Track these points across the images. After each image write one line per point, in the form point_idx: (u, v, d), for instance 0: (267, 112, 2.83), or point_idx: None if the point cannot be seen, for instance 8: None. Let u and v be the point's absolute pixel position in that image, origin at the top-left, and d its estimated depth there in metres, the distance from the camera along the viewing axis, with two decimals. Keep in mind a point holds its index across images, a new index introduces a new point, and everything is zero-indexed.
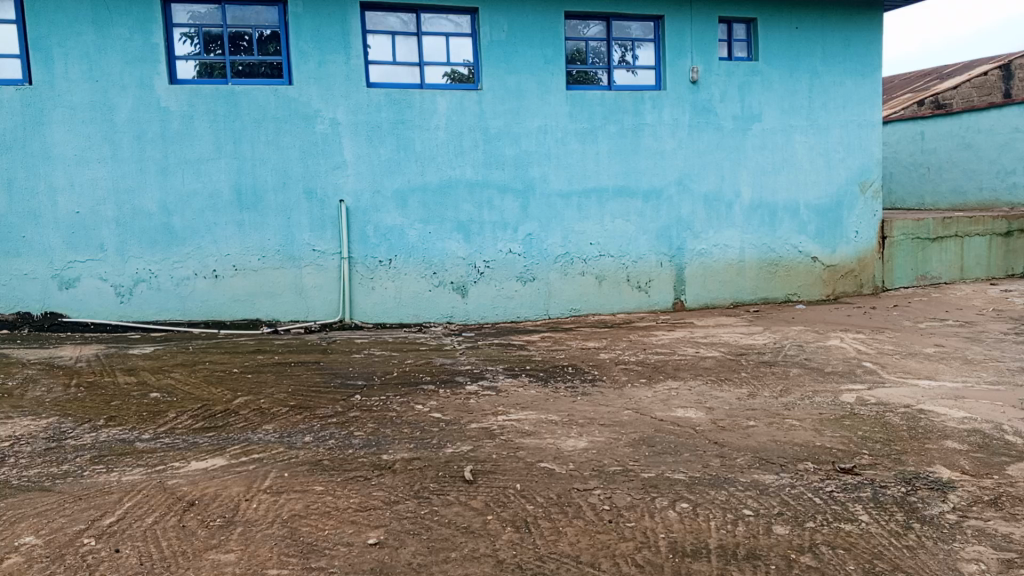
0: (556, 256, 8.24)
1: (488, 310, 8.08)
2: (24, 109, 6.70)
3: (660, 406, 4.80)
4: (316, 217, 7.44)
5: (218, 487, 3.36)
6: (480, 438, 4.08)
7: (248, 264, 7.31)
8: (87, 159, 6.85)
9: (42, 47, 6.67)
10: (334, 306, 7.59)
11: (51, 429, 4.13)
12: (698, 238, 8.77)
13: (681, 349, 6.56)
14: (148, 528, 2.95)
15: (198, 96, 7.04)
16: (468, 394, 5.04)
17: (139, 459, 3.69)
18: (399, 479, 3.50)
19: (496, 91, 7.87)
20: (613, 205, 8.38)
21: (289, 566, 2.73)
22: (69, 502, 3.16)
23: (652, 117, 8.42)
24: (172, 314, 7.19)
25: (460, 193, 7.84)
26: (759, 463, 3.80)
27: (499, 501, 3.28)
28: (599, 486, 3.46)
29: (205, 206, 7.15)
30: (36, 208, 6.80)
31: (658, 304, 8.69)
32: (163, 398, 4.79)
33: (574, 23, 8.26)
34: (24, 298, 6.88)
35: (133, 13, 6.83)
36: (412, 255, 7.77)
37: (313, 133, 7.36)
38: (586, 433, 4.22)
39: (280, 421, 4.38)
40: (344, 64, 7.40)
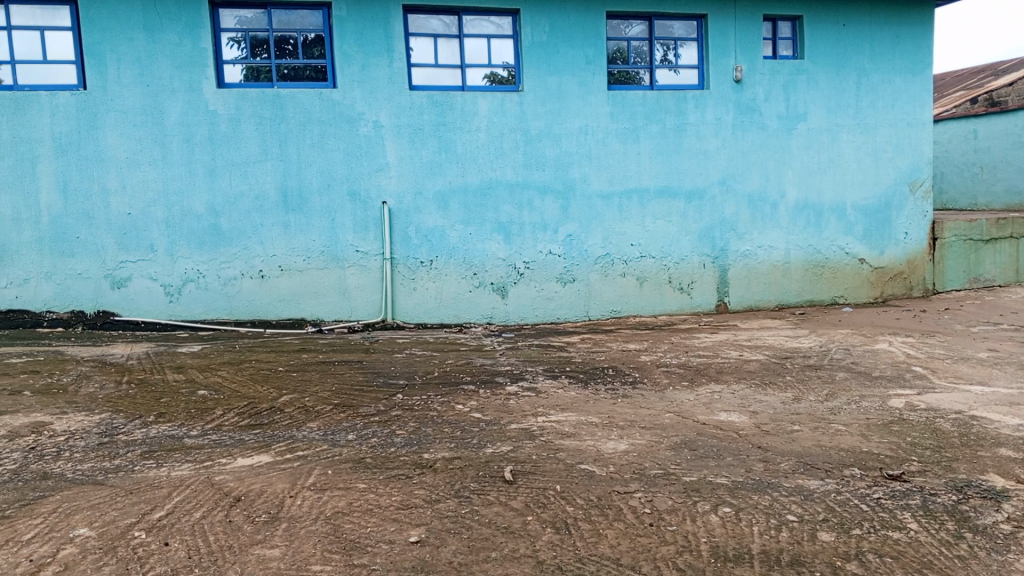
0: (596, 257, 8.21)
1: (528, 311, 8.08)
2: (79, 113, 6.89)
3: (703, 409, 4.76)
4: (359, 218, 7.53)
5: (263, 483, 3.42)
6: (520, 439, 4.09)
7: (293, 264, 7.43)
8: (138, 162, 7.03)
9: (96, 53, 6.86)
10: (376, 306, 7.67)
11: (103, 424, 4.25)
12: (742, 239, 8.65)
13: (724, 352, 6.48)
14: (196, 523, 3.02)
15: (245, 99, 7.18)
16: (508, 394, 5.05)
17: (187, 455, 3.78)
18: (440, 478, 3.52)
19: (538, 93, 7.88)
20: (654, 206, 8.32)
21: (333, 562, 2.76)
22: (121, 495, 3.25)
23: (695, 117, 8.33)
24: (220, 314, 7.34)
25: (500, 194, 7.86)
26: (804, 468, 3.74)
27: (539, 502, 3.28)
28: (640, 489, 3.44)
29: (251, 208, 7.28)
30: (89, 209, 6.99)
31: (700, 306, 8.60)
32: (210, 396, 4.90)
33: (616, 22, 8.23)
34: (77, 297, 7.06)
35: (182, 18, 7.00)
36: (453, 256, 7.81)
37: (357, 135, 7.45)
38: (626, 435, 4.20)
39: (324, 419, 4.45)
40: (387, 67, 7.48)
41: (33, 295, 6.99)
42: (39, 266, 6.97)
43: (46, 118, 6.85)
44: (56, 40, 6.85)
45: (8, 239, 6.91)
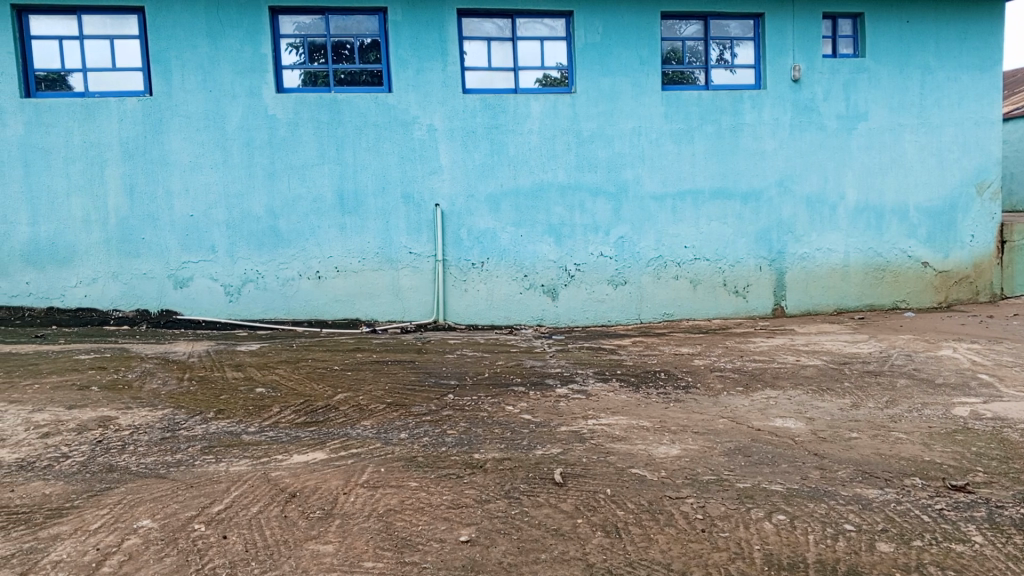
0: (649, 259, 8.14)
1: (579, 313, 8.06)
2: (145, 119, 7.12)
3: (758, 415, 4.67)
4: (413, 220, 7.62)
5: (318, 480, 3.49)
6: (571, 441, 4.08)
7: (349, 265, 7.55)
8: (200, 165, 7.23)
9: (162, 60, 7.09)
10: (428, 307, 7.74)
11: (166, 420, 4.39)
12: (800, 242, 8.48)
13: (780, 356, 6.35)
14: (253, 517, 3.10)
15: (303, 103, 7.34)
16: (559, 396, 5.05)
17: (245, 451, 3.88)
18: (491, 478, 3.54)
19: (590, 94, 7.86)
20: (709, 208, 8.21)
21: (385, 559, 2.80)
22: (182, 489, 3.35)
23: (751, 117, 8.20)
24: (277, 313, 7.50)
25: (552, 196, 7.86)
26: (862, 477, 3.64)
27: (589, 505, 3.27)
28: (692, 494, 3.40)
29: (308, 210, 7.43)
30: (154, 211, 7.20)
31: (756, 310, 8.45)
32: (268, 393, 5.01)
33: (671, 23, 8.17)
34: (142, 297, 7.28)
35: (243, 25, 7.19)
36: (504, 258, 7.84)
37: (411, 139, 7.54)
38: (679, 440, 4.15)
39: (377, 417, 4.51)
40: (441, 70, 7.56)
41: (100, 294, 7.21)
42: (106, 266, 7.19)
43: (114, 123, 7.07)
44: (124, 48, 7.11)
45: (78, 241, 7.14)
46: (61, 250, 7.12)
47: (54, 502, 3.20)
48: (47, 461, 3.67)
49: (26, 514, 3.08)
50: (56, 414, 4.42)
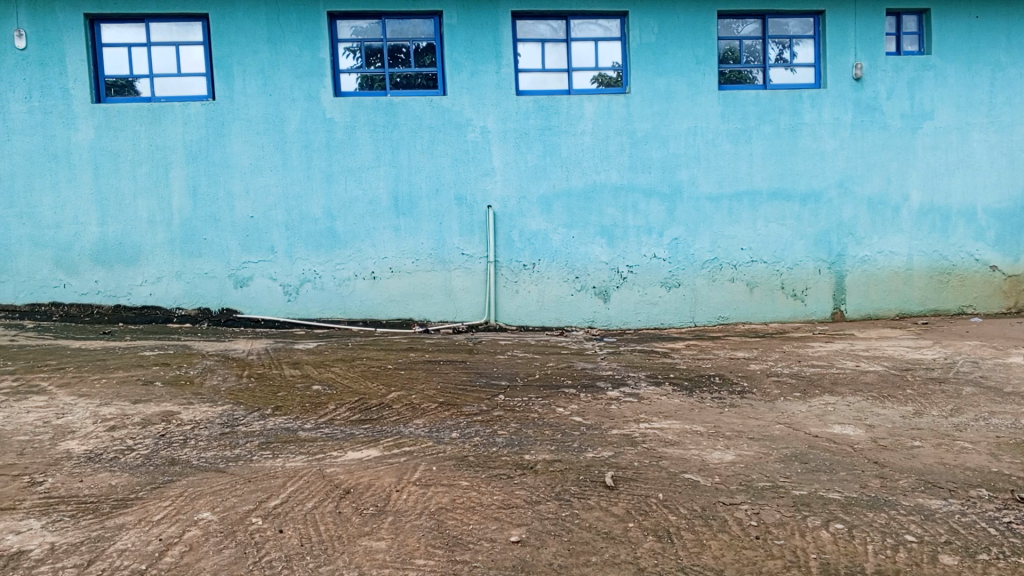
0: (703, 262, 8.03)
1: (631, 316, 8.00)
2: (208, 123, 7.32)
3: (816, 422, 4.57)
4: (465, 222, 7.67)
5: (371, 477, 3.54)
6: (622, 445, 4.05)
7: (403, 266, 7.64)
8: (261, 168, 7.41)
9: (224, 65, 7.29)
10: (480, 308, 7.78)
11: (225, 415, 4.52)
12: (861, 244, 8.26)
13: (839, 362, 6.19)
14: (308, 512, 3.16)
15: (360, 107, 7.46)
16: (610, 399, 5.02)
17: (301, 447, 3.96)
18: (541, 479, 3.54)
19: (645, 95, 7.80)
20: (766, 209, 8.05)
21: (436, 557, 2.83)
22: (240, 483, 3.44)
23: (811, 116, 8.03)
24: (334, 313, 7.63)
25: (604, 197, 7.82)
26: (925, 487, 3.53)
27: (641, 510, 3.24)
28: (746, 500, 3.34)
29: (364, 212, 7.55)
30: (216, 212, 7.40)
31: (815, 314, 8.26)
32: (324, 391, 5.11)
33: (728, 22, 8.05)
34: (204, 296, 7.48)
35: (303, 30, 7.35)
36: (556, 259, 7.83)
37: (465, 141, 7.60)
38: (733, 446, 4.08)
39: (429, 416, 4.56)
40: (495, 73, 7.59)
41: (164, 293, 7.43)
42: (170, 265, 7.41)
43: (179, 127, 7.29)
44: (188, 54, 7.34)
45: (144, 241, 7.37)
46: (127, 250, 7.36)
47: (120, 493, 3.32)
48: (114, 453, 3.81)
49: (94, 504, 3.21)
50: (122, 408, 4.58)
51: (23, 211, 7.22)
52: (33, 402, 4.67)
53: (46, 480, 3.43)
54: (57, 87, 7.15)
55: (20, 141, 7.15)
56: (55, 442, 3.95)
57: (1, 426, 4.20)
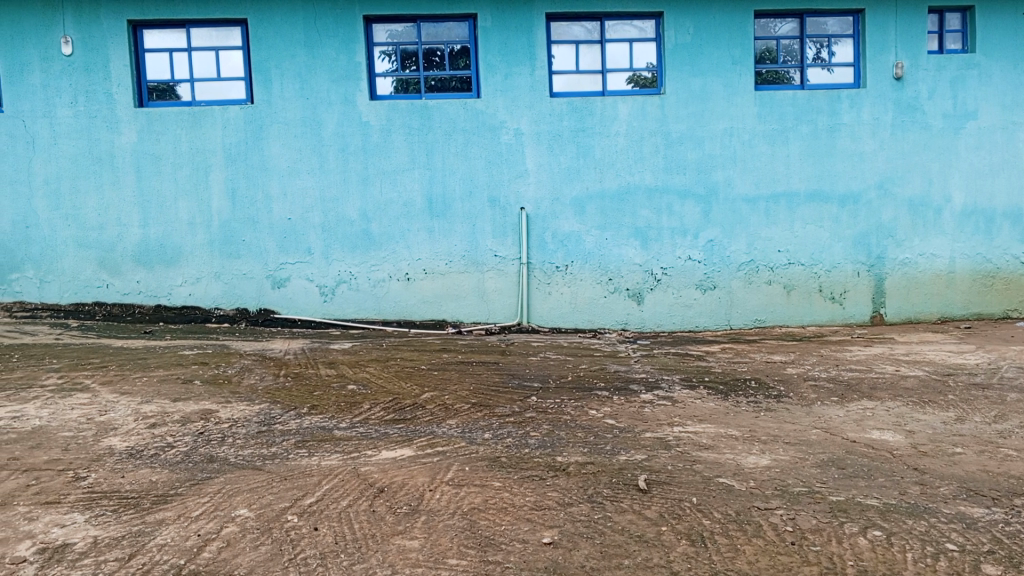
0: (740, 264, 7.95)
1: (665, 318, 7.95)
2: (247, 126, 7.44)
3: (854, 427, 4.49)
4: (499, 223, 7.69)
5: (405, 477, 3.57)
6: (655, 448, 4.03)
7: (437, 268, 7.69)
8: (298, 170, 7.51)
9: (263, 69, 7.41)
10: (513, 309, 7.80)
11: (263, 414, 4.59)
12: (901, 246, 8.11)
13: (878, 366, 6.09)
14: (342, 511, 3.20)
15: (395, 110, 7.53)
16: (643, 402, 4.99)
17: (336, 446, 4.01)
18: (574, 481, 3.54)
19: (680, 95, 7.75)
20: (804, 211, 7.95)
21: (468, 557, 2.84)
22: (277, 481, 3.49)
23: (850, 117, 7.91)
24: (368, 314, 7.70)
25: (639, 198, 7.79)
26: (967, 495, 3.46)
27: (674, 513, 3.22)
28: (782, 506, 3.30)
29: (399, 214, 7.61)
30: (254, 214, 7.52)
31: (853, 318, 8.13)
32: (358, 391, 5.16)
33: (765, 21, 7.97)
34: (242, 296, 7.59)
35: (339, 34, 7.44)
36: (590, 261, 7.81)
37: (499, 143, 7.62)
38: (768, 450, 4.04)
39: (462, 417, 4.58)
40: (529, 75, 7.61)
41: (203, 293, 7.56)
42: (210, 266, 7.54)
43: (219, 130, 7.42)
44: (228, 59, 7.47)
45: (183, 242, 7.51)
46: (168, 251, 7.51)
47: (160, 489, 3.39)
48: (154, 450, 3.89)
49: (136, 499, 3.28)
50: (163, 405, 4.68)
51: (68, 213, 7.40)
52: (77, 399, 4.79)
53: (90, 476, 3.52)
54: (101, 92, 7.32)
55: (66, 145, 7.34)
56: (98, 438, 4.06)
57: (47, 422, 4.32)
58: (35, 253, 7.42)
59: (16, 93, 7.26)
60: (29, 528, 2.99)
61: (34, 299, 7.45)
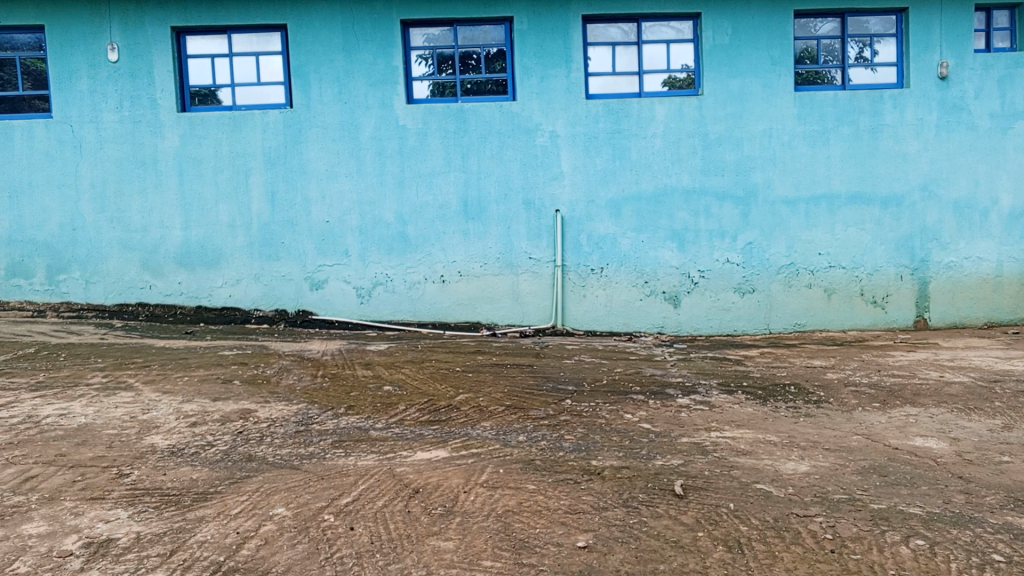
0: (779, 267, 7.83)
1: (703, 321, 7.87)
2: (286, 129, 7.55)
3: (896, 434, 4.40)
4: (534, 226, 7.69)
5: (440, 478, 3.58)
6: (692, 453, 3.99)
7: (472, 270, 7.71)
8: (336, 174, 7.60)
9: (302, 74, 7.52)
10: (547, 311, 7.78)
11: (301, 414, 4.65)
12: (946, 249, 7.93)
13: (922, 372, 5.95)
14: (378, 511, 3.22)
15: (432, 113, 7.57)
16: (680, 407, 4.95)
17: (372, 446, 4.04)
18: (608, 486, 3.52)
19: (718, 96, 7.67)
20: (845, 213, 7.81)
21: (502, 559, 2.85)
22: (314, 480, 3.53)
23: (892, 117, 7.76)
24: (404, 315, 7.75)
25: (675, 200, 7.72)
26: (1015, 505, 3.36)
27: (711, 519, 3.18)
28: (821, 513, 3.24)
29: (434, 216, 7.65)
30: (293, 217, 7.62)
31: (896, 322, 7.97)
32: (394, 392, 5.20)
33: (805, 21, 7.86)
34: (282, 297, 7.70)
35: (377, 38, 7.51)
36: (625, 263, 7.77)
37: (534, 146, 7.62)
38: (808, 457, 3.97)
39: (496, 419, 4.59)
40: (565, 77, 7.60)
41: (243, 294, 7.68)
42: (250, 268, 7.66)
43: (259, 134, 7.54)
44: (269, 64, 7.60)
45: (224, 244, 7.63)
46: (209, 253, 7.64)
47: (200, 487, 3.45)
48: (195, 448, 3.96)
49: (177, 496, 3.34)
50: (203, 405, 4.76)
51: (113, 216, 7.57)
52: (121, 398, 4.90)
53: (133, 473, 3.60)
54: (146, 97, 7.48)
55: (112, 150, 7.51)
56: (141, 436, 4.14)
57: (92, 420, 4.42)
58: (82, 254, 7.59)
59: (65, 99, 7.45)
60: (75, 523, 3.07)
61: (81, 300, 7.62)
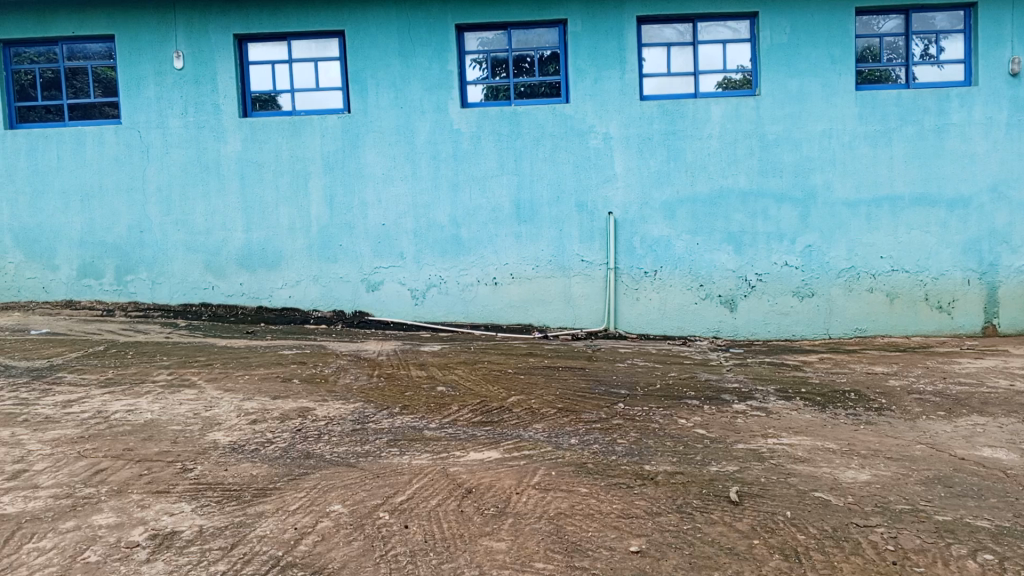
0: (839, 270, 7.65)
1: (760, 326, 7.74)
2: (344, 135, 7.69)
3: (963, 444, 4.26)
4: (586, 228, 7.67)
5: (493, 478, 3.61)
6: (748, 460, 3.93)
7: (524, 273, 7.73)
8: (392, 177, 7.71)
9: (359, 79, 7.65)
10: (600, 315, 7.75)
11: (357, 412, 4.73)
12: (1017, 253, 7.65)
13: (991, 380, 5.74)
14: (432, 509, 3.26)
15: (485, 117, 7.63)
16: (735, 412, 4.88)
17: (426, 445, 4.10)
18: (662, 491, 3.49)
19: (776, 96, 7.54)
20: (908, 215, 7.59)
21: (554, 562, 2.85)
22: (369, 478, 3.60)
23: (960, 117, 7.52)
24: (458, 317, 7.81)
25: (732, 202, 7.61)
26: None
27: (767, 527, 3.13)
28: (882, 523, 3.16)
29: (487, 219, 7.70)
30: (350, 220, 7.76)
31: (963, 328, 7.71)
32: (448, 392, 5.25)
33: (867, 18, 7.65)
34: (338, 298, 7.84)
35: (432, 43, 7.60)
36: (679, 266, 7.69)
37: (587, 148, 7.61)
38: (868, 465, 3.88)
39: (549, 421, 4.60)
40: (619, 78, 7.57)
41: (302, 295, 7.85)
42: (309, 270, 7.82)
43: (318, 139, 7.70)
44: (327, 69, 7.76)
45: (284, 247, 7.81)
46: (269, 255, 7.83)
47: (260, 482, 3.54)
48: (255, 445, 4.07)
49: (238, 491, 3.44)
50: (263, 402, 4.89)
51: (178, 218, 7.81)
52: (185, 395, 5.06)
53: (196, 468, 3.72)
54: (209, 103, 7.72)
55: (177, 154, 7.76)
56: (204, 432, 4.27)
57: (157, 416, 4.58)
58: (148, 256, 7.87)
59: (133, 105, 7.73)
60: (141, 515, 3.19)
61: (147, 300, 7.89)
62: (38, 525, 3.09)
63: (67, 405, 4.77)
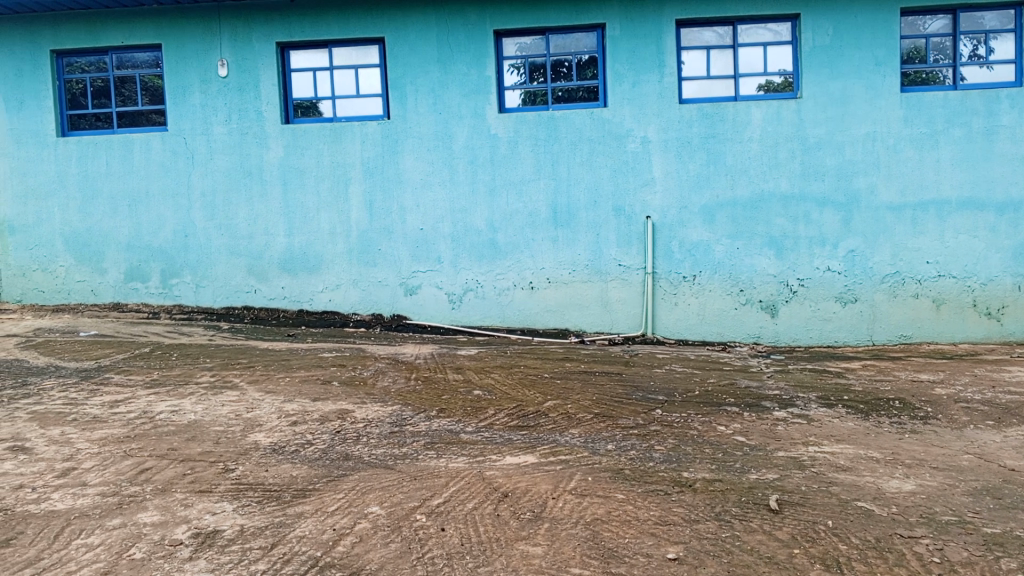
0: (884, 276, 7.50)
1: (802, 332, 7.62)
2: (383, 140, 7.78)
3: (1013, 454, 4.14)
4: (624, 233, 7.64)
5: (529, 483, 3.61)
6: (788, 468, 3.87)
7: (561, 277, 7.72)
8: (430, 183, 7.77)
9: (398, 85, 7.73)
10: (637, 320, 7.71)
11: (395, 415, 4.78)
12: None
13: None
14: (468, 513, 3.27)
15: (523, 122, 7.64)
16: (776, 419, 4.81)
17: (463, 449, 4.12)
18: (700, 498, 3.45)
19: (819, 99, 7.43)
20: (955, 219, 7.42)
21: (591, 567, 2.84)
22: (407, 480, 3.62)
23: (1010, 118, 7.33)
24: (494, 321, 7.83)
25: (773, 206, 7.51)
26: None
27: (808, 536, 3.09)
28: (928, 534, 3.09)
29: (524, 223, 7.72)
30: (389, 225, 7.83)
31: (1012, 335, 7.51)
32: (484, 396, 5.27)
33: (913, 19, 7.50)
34: (377, 302, 7.92)
35: (470, 49, 7.65)
36: (719, 271, 7.61)
37: (625, 152, 7.58)
38: (913, 475, 3.79)
39: (585, 426, 4.58)
40: (658, 82, 7.53)
41: (342, 299, 7.94)
42: (348, 274, 7.91)
43: (358, 144, 7.80)
44: (367, 76, 7.86)
45: (324, 251, 7.92)
46: (310, 259, 7.94)
47: (300, 483, 3.59)
48: (295, 446, 4.13)
49: (278, 492, 3.50)
50: (303, 404, 4.96)
51: (221, 223, 7.97)
52: (228, 396, 5.16)
53: (237, 468, 3.79)
54: (252, 110, 7.87)
55: (221, 160, 7.92)
56: (245, 433, 4.35)
57: (201, 417, 4.68)
58: (192, 260, 8.04)
59: (179, 113, 7.91)
60: (185, 514, 3.25)
61: (191, 303, 8.06)
62: (86, 521, 3.18)
63: (114, 405, 4.89)
